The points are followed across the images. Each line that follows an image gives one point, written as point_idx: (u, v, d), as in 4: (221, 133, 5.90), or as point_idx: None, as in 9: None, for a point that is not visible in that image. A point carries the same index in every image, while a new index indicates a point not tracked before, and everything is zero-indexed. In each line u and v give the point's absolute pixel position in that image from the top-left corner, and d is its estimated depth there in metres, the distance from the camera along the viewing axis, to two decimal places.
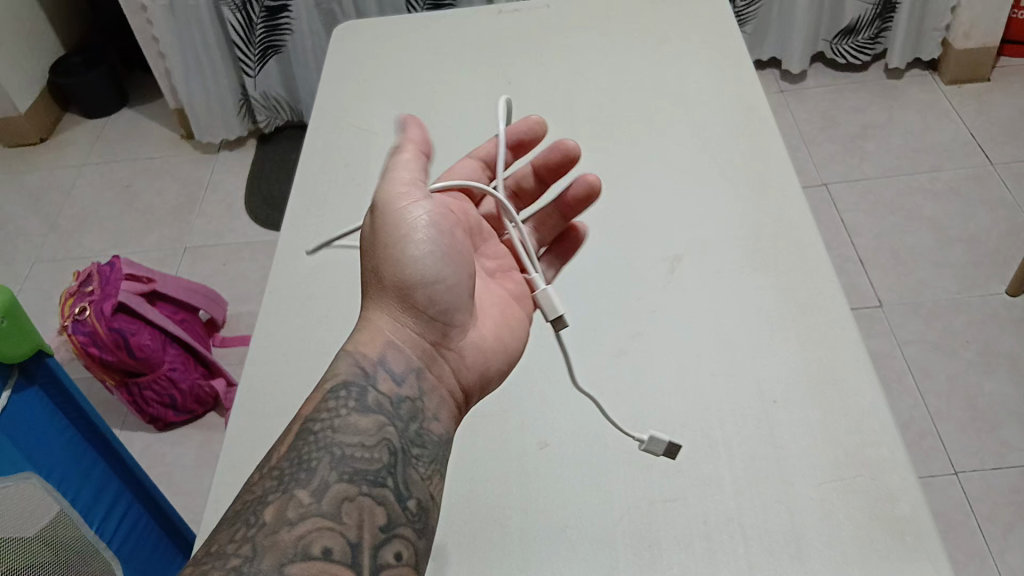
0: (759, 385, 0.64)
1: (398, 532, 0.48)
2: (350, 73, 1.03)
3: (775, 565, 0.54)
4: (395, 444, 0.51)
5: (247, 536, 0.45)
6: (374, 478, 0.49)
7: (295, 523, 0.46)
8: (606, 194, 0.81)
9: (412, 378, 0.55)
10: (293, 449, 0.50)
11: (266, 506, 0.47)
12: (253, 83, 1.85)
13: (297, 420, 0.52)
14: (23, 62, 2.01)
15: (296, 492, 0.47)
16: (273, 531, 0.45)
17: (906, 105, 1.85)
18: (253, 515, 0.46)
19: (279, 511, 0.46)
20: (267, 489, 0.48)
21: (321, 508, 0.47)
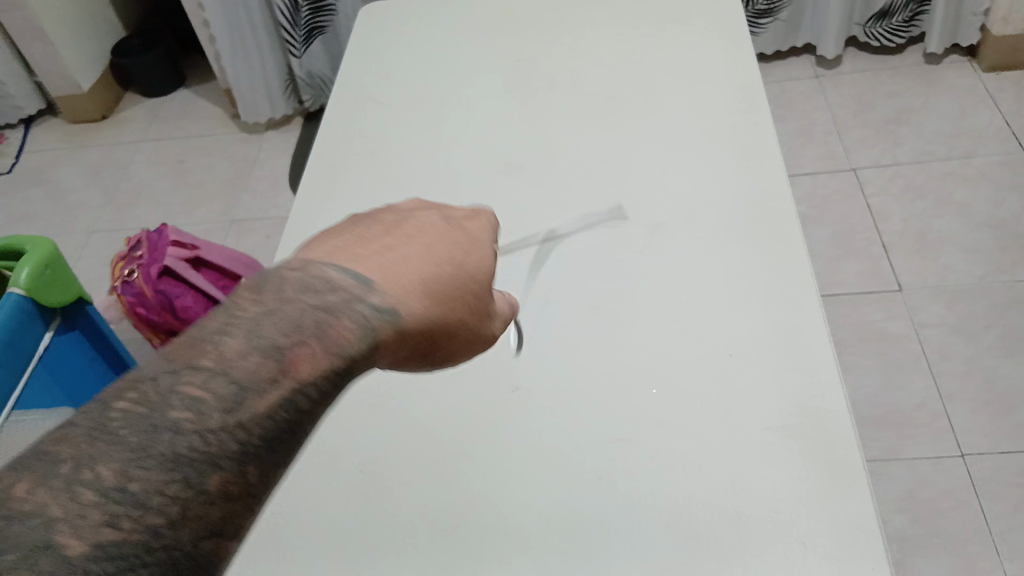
0: (720, 339, 0.68)
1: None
2: (373, 52, 1.09)
3: (713, 501, 0.59)
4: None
5: (181, 493, 0.31)
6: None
7: (231, 502, 0.33)
8: (598, 165, 0.86)
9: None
10: (277, 416, 0.35)
11: (217, 468, 0.32)
12: (299, 63, 1.93)
13: (294, 377, 0.36)
14: (86, 43, 2.13)
15: (251, 468, 0.34)
16: (210, 504, 0.32)
17: (942, 91, 1.84)
18: (200, 472, 0.32)
19: (224, 485, 0.33)
20: (227, 441, 0.33)
21: (255, 501, 0.34)
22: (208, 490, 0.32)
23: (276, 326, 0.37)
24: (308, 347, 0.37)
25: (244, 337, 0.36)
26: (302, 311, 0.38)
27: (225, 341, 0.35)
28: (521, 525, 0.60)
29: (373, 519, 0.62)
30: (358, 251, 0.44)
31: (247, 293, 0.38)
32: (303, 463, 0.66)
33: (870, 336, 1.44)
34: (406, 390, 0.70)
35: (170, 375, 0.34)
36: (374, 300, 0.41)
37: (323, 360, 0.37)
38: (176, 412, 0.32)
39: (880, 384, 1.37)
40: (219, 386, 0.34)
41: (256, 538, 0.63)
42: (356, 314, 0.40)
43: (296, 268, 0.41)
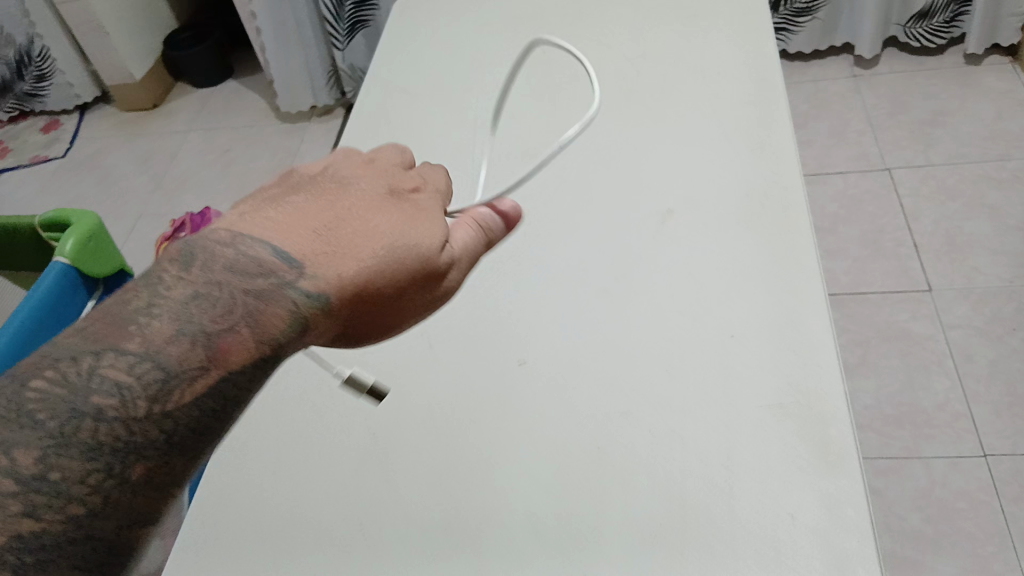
0: (722, 322, 0.70)
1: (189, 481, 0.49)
2: (405, 43, 1.13)
3: (705, 471, 0.61)
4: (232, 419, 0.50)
5: (102, 480, 0.42)
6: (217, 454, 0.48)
7: (152, 480, 0.43)
8: (615, 154, 0.88)
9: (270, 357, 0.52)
10: (197, 403, 0.44)
11: (138, 457, 0.43)
12: (342, 56, 1.98)
13: (216, 367, 0.45)
14: (140, 35, 2.21)
15: (169, 449, 0.44)
16: (131, 485, 0.42)
17: (981, 93, 1.82)
18: (121, 462, 0.42)
19: (144, 467, 0.43)
20: (146, 435, 0.43)
21: (175, 476, 0.45)
22: (129, 475, 0.42)
23: (203, 314, 0.46)
24: (233, 335, 0.46)
25: (171, 323, 0.45)
26: (231, 300, 0.47)
27: (151, 326, 0.44)
28: (520, 489, 0.63)
29: (382, 481, 0.66)
30: (297, 230, 0.52)
31: (180, 272, 0.47)
32: (320, 428, 0.70)
33: (895, 336, 1.44)
34: (420, 362, 0.73)
35: (93, 357, 0.43)
36: (305, 284, 0.49)
37: (247, 344, 0.46)
38: (100, 397, 0.42)
39: (903, 383, 1.37)
40: (143, 373, 0.43)
41: (274, 495, 0.67)
42: (286, 300, 0.48)
43: (229, 245, 0.49)
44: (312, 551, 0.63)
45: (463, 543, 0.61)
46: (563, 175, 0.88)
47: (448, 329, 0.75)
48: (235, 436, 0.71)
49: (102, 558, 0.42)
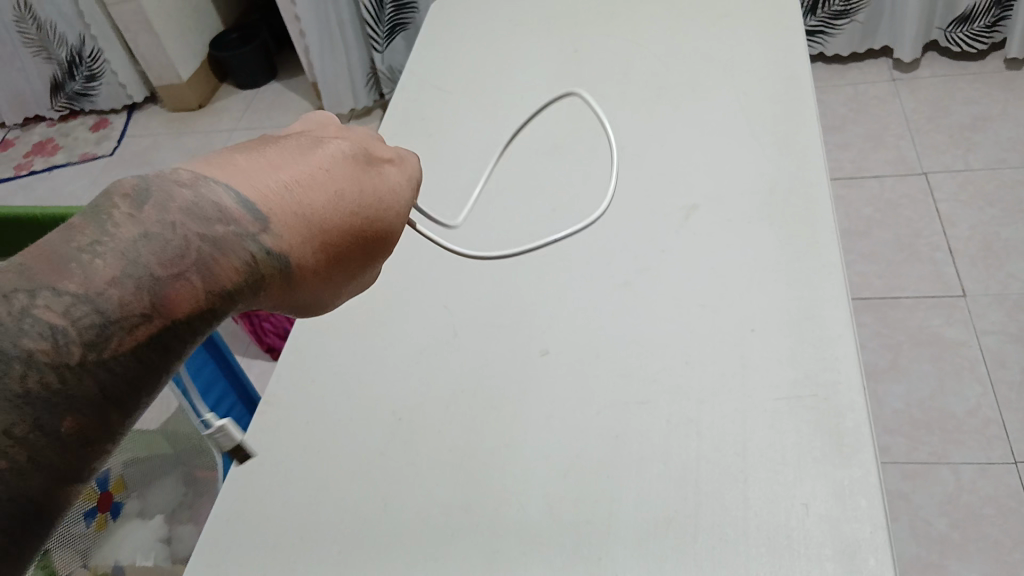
0: (742, 316, 0.71)
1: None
2: (442, 42, 1.15)
3: (719, 459, 0.62)
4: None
5: (30, 438, 0.36)
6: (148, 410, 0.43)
7: (85, 440, 0.38)
8: (643, 150, 0.90)
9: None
10: (138, 353, 0.40)
11: (68, 410, 0.37)
12: (381, 58, 2.02)
13: (164, 316, 0.40)
14: (188, 36, 2.26)
15: (106, 406, 0.39)
16: (63, 444, 0.37)
17: (1023, 98, 1.80)
18: (50, 415, 0.36)
19: (76, 425, 0.37)
20: (83, 388, 0.38)
21: (112, 435, 0.40)
22: (58, 431, 0.37)
23: (153, 255, 0.40)
24: (183, 283, 0.41)
25: (116, 263, 0.39)
26: (187, 242, 0.42)
27: (93, 263, 0.39)
28: (537, 474, 0.65)
29: (405, 462, 0.68)
30: (259, 179, 0.49)
31: (129, 208, 0.41)
32: (346, 412, 0.72)
33: (927, 341, 1.43)
34: (445, 350, 0.75)
35: (27, 294, 0.37)
36: (265, 240, 0.46)
37: (196, 293, 0.42)
38: (29, 341, 0.36)
39: (934, 388, 1.36)
40: (80, 317, 0.37)
41: (301, 476, 0.69)
42: (245, 252, 0.45)
43: (186, 184, 0.44)
44: (337, 529, 0.65)
45: (481, 524, 0.63)
46: (590, 170, 0.89)
47: (473, 319, 0.77)
48: (267, 417, 0.74)
49: (22, 528, 0.36)
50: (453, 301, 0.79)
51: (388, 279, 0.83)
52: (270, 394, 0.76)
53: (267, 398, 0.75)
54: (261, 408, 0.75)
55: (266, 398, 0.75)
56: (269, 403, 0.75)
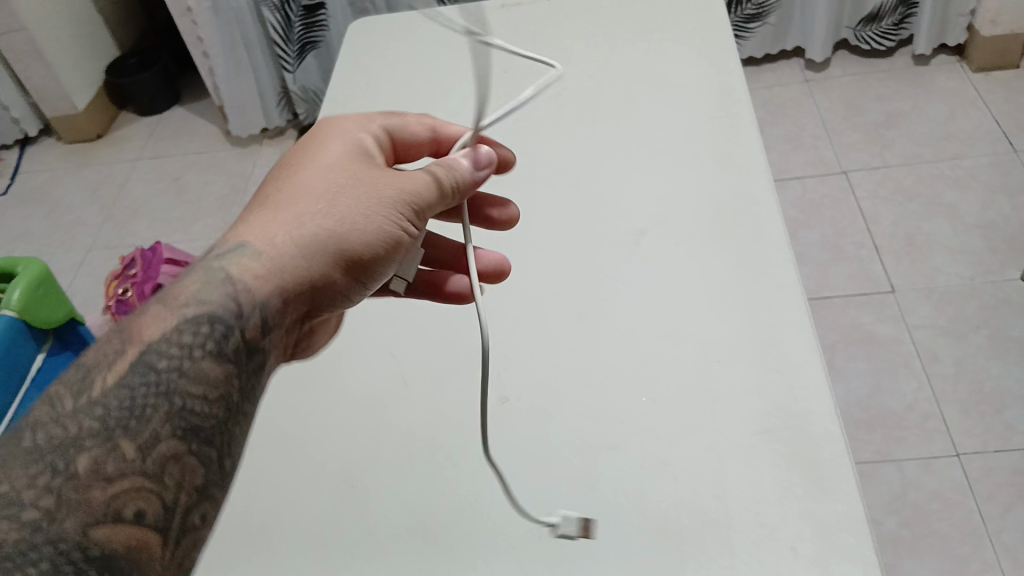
0: (704, 346, 0.69)
1: (212, 495, 0.47)
2: (363, 67, 1.10)
3: (698, 504, 0.59)
4: (236, 402, 0.50)
5: (50, 484, 0.42)
6: (206, 437, 0.47)
7: (111, 479, 0.43)
8: (582, 174, 0.87)
9: (274, 335, 0.54)
10: (127, 383, 0.46)
11: (80, 450, 0.43)
12: (293, 78, 1.93)
13: (138, 344, 0.48)
14: (84, 64, 2.14)
15: (123, 441, 0.44)
16: (85, 484, 0.43)
17: (931, 94, 1.85)
18: (63, 460, 0.43)
19: (96, 462, 0.43)
20: (86, 429, 0.44)
21: (144, 466, 0.44)
22: (75, 471, 0.43)
23: (127, 324, 0.50)
24: (150, 320, 0.49)
25: (98, 347, 0.49)
26: (153, 303, 0.51)
27: (85, 357, 0.49)
28: (506, 534, 0.61)
29: (363, 531, 0.63)
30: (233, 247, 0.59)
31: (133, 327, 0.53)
32: (292, 478, 0.67)
33: (861, 339, 1.44)
34: (396, 401, 0.70)
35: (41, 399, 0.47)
36: (221, 258, 0.54)
37: (169, 320, 0.49)
38: (36, 416, 0.45)
39: (872, 386, 1.36)
40: (70, 383, 0.46)
41: (245, 555, 0.63)
42: (205, 274, 0.52)
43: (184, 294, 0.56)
44: None
45: None
46: (530, 197, 0.86)
47: (423, 367, 0.73)
48: None
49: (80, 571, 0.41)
50: (400, 348, 0.75)
51: None
52: None
53: None
54: None
55: None
56: None
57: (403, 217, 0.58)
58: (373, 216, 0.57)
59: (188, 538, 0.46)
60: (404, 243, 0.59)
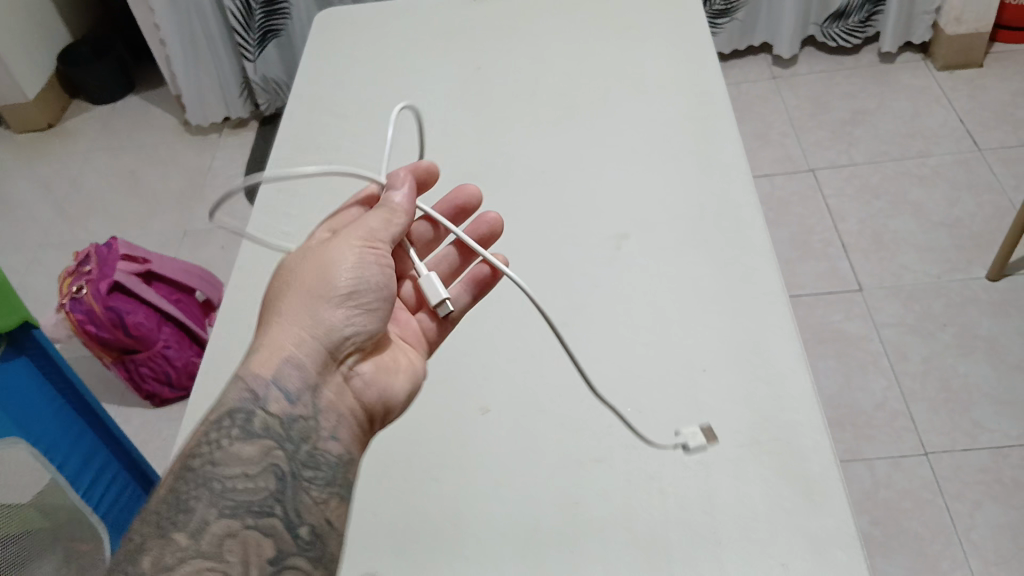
0: (689, 354, 0.67)
1: (290, 564, 0.50)
2: (331, 61, 1.07)
3: (687, 519, 0.58)
4: (283, 470, 0.52)
5: None
6: (259, 509, 0.50)
7: (173, 567, 0.46)
8: (560, 175, 0.85)
9: (307, 398, 0.56)
10: (172, 488, 0.50)
11: (143, 552, 0.47)
12: (253, 68, 1.87)
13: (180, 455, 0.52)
14: (34, 52, 2.06)
15: (179, 534, 0.48)
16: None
17: (897, 92, 1.86)
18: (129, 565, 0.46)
19: (156, 559, 0.47)
20: (145, 533, 0.48)
21: (199, 549, 0.47)
22: (140, 569, 0.46)
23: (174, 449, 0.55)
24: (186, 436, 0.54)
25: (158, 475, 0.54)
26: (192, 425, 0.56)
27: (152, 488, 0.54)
28: (488, 553, 0.58)
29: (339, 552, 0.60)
30: None
31: None
32: None
33: (830, 337, 1.43)
34: None
35: None
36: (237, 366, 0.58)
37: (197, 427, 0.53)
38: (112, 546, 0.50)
39: (841, 384, 1.36)
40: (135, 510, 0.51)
41: None
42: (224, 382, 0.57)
43: None
44: None
45: None
46: (506, 198, 0.83)
47: None
48: None
49: None
50: None
51: None
52: None
53: None
54: None
55: None
56: None
57: (359, 242, 0.60)
58: (336, 257, 0.59)
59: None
60: (381, 266, 0.61)
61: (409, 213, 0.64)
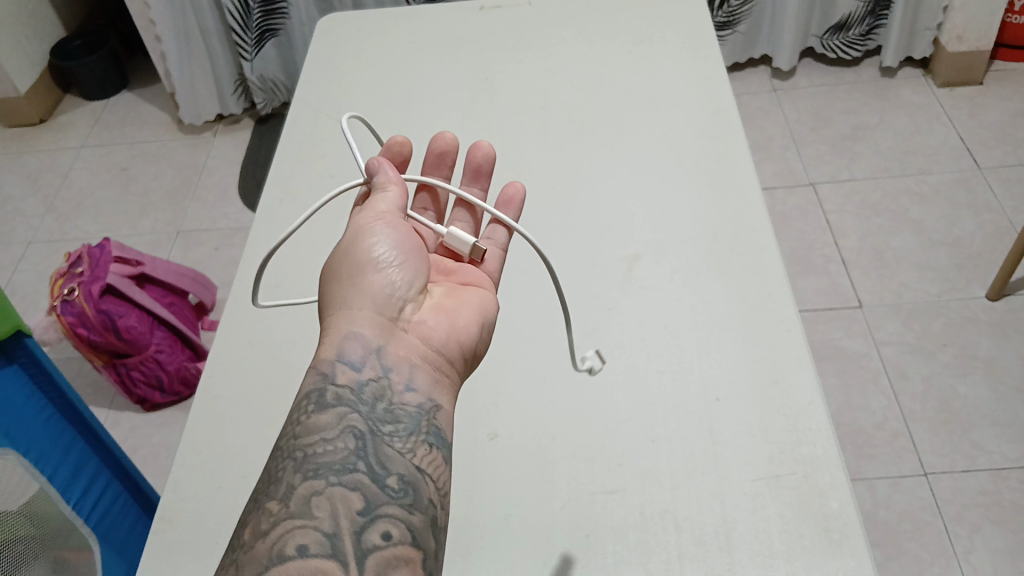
0: (704, 383, 0.66)
1: (385, 513, 0.48)
2: (334, 67, 1.05)
3: (704, 556, 0.56)
4: (362, 429, 0.51)
5: (229, 562, 0.45)
6: (342, 467, 0.49)
7: (269, 532, 0.45)
8: (569, 191, 0.83)
9: (373, 360, 0.55)
10: (262, 474, 0.50)
11: (241, 532, 0.46)
12: (250, 67, 1.84)
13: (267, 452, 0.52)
14: (27, 44, 2.03)
15: (273, 504, 0.47)
16: (250, 546, 0.45)
17: (897, 107, 1.85)
18: (232, 546, 0.46)
19: (255, 531, 0.46)
20: (245, 515, 0.47)
21: (291, 510, 0.46)
22: (241, 542, 0.45)
23: None
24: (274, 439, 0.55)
25: None
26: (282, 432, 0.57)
27: None
28: None
29: None
30: None
31: None
32: None
33: (829, 354, 1.42)
34: None
35: None
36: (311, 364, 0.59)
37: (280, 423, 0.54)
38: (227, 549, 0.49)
39: (841, 402, 1.35)
40: None
41: None
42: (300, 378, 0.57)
43: None
44: None
45: None
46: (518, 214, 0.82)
47: None
48: (164, 536, 0.63)
49: None
50: None
51: (300, 355, 0.73)
52: (166, 505, 0.65)
53: (163, 513, 0.64)
54: (155, 524, 0.64)
55: (161, 511, 0.64)
56: (165, 519, 0.64)
57: (369, 220, 0.60)
58: (358, 231, 0.60)
59: (377, 555, 0.46)
60: (400, 232, 0.60)
61: (403, 187, 0.64)
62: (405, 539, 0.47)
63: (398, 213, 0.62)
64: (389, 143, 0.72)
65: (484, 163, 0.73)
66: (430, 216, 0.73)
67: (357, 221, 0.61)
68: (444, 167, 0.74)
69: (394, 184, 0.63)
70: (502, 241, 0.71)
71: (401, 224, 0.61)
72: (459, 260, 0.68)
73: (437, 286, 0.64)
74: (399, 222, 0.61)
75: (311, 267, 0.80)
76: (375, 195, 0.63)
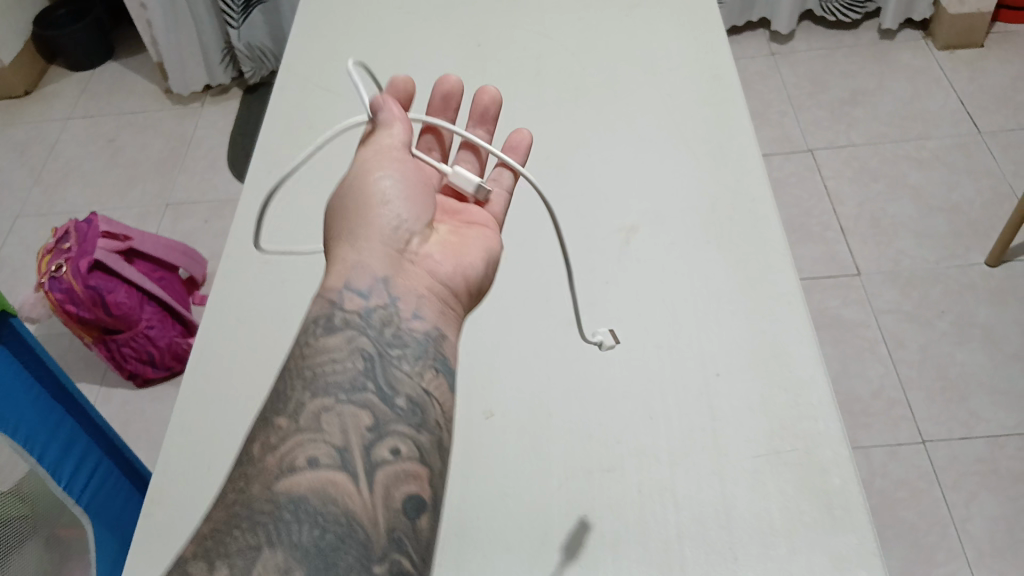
0: (703, 357, 0.64)
1: (393, 429, 0.46)
2: (322, 34, 1.02)
3: (703, 535, 0.55)
4: (371, 351, 0.49)
5: (238, 478, 0.43)
6: (351, 385, 0.47)
7: (280, 447, 0.43)
8: (565, 161, 0.81)
9: (381, 288, 0.52)
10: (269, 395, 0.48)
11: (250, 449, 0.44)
12: (237, 34, 1.80)
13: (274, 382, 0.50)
14: (9, 13, 1.98)
15: (283, 420, 0.45)
16: (260, 460, 0.43)
17: (897, 71, 1.82)
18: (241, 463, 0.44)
19: (265, 445, 0.43)
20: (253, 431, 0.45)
21: (300, 425, 0.44)
22: (248, 455, 0.43)
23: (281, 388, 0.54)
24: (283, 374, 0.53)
25: None
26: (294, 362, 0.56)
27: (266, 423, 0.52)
28: (495, 566, 0.56)
29: None
30: None
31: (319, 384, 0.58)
32: None
33: (827, 323, 1.41)
34: None
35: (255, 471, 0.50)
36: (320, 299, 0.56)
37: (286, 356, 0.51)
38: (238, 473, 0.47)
39: (839, 371, 1.34)
40: None
41: None
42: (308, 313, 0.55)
43: None
44: None
45: None
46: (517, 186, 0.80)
47: None
48: (154, 518, 0.62)
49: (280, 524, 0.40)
50: None
51: (291, 331, 0.71)
52: (155, 487, 0.63)
53: (151, 493, 0.63)
54: (144, 506, 0.62)
55: (150, 492, 0.63)
56: (154, 500, 0.63)
57: (375, 159, 0.58)
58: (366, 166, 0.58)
59: (384, 469, 0.44)
60: (405, 169, 0.58)
61: (408, 124, 0.62)
62: (416, 456, 0.45)
63: (405, 150, 0.60)
64: (393, 83, 0.69)
65: (490, 107, 0.71)
66: (436, 157, 0.72)
67: (365, 159, 0.59)
68: (449, 112, 0.72)
69: (399, 121, 0.61)
70: (508, 184, 0.69)
71: (407, 161, 0.59)
72: (466, 201, 0.66)
73: (443, 224, 0.61)
74: (404, 159, 0.59)
75: (300, 241, 0.78)
76: (381, 134, 0.61)
